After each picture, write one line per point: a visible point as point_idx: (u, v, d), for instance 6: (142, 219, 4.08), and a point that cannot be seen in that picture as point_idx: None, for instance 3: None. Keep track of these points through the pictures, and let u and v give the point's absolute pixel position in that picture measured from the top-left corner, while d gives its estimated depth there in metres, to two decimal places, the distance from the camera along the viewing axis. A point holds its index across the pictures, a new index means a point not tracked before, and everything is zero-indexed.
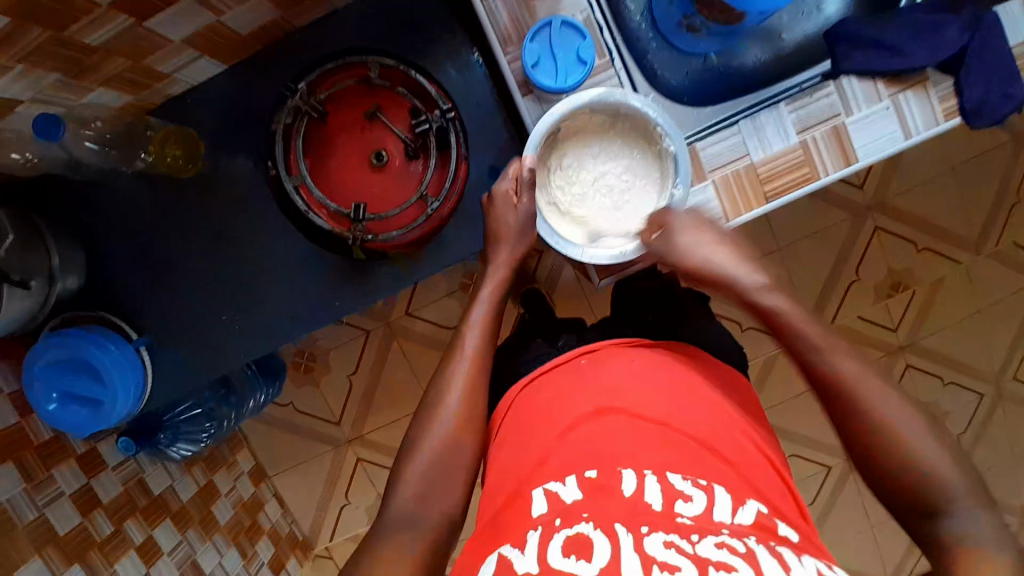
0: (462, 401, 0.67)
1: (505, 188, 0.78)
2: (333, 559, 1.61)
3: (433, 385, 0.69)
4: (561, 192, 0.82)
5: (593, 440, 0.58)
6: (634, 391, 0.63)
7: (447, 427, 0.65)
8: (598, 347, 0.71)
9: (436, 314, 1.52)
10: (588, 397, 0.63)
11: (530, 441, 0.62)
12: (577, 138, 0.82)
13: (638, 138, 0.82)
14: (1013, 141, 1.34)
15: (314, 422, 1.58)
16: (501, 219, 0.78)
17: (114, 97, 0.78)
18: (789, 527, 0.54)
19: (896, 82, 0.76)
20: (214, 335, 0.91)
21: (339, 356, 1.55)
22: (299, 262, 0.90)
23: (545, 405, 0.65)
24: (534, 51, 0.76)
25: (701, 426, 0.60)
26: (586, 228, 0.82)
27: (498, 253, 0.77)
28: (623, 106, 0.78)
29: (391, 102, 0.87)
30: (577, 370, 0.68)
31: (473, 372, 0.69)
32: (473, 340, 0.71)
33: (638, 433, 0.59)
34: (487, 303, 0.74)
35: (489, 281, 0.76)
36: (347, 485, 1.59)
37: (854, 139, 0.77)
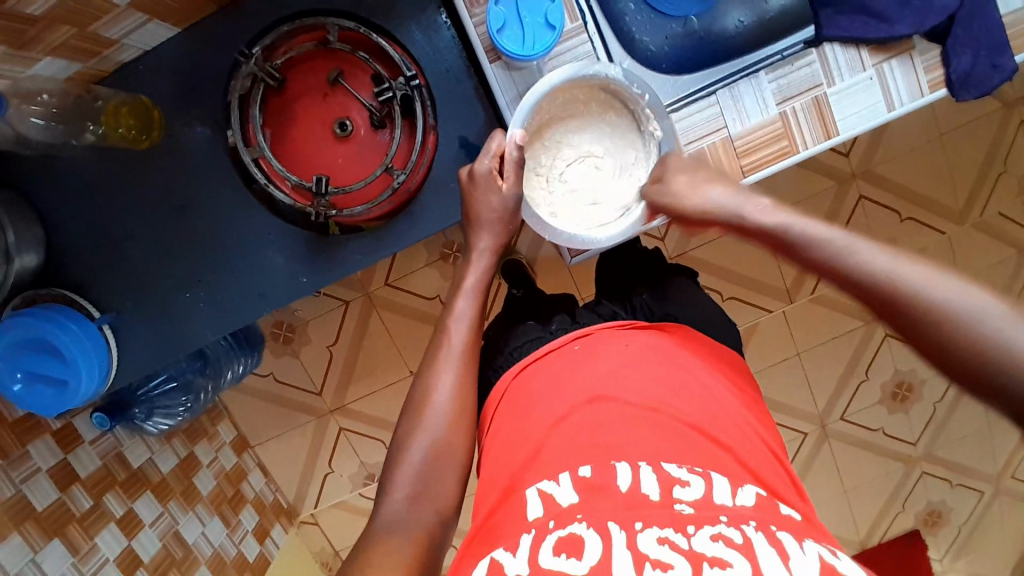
0: (451, 397, 0.66)
1: (487, 167, 0.73)
2: (319, 525, 1.63)
3: (419, 382, 0.68)
4: (553, 177, 0.78)
5: (586, 431, 0.58)
6: (625, 376, 0.62)
7: (439, 429, 0.64)
8: (591, 332, 0.70)
9: (416, 285, 1.50)
10: (578, 385, 0.63)
11: (523, 434, 0.62)
12: (569, 118, 0.78)
13: (628, 121, 0.78)
14: (1001, 109, 1.32)
15: (295, 393, 1.57)
16: (479, 202, 0.74)
17: (62, 66, 0.73)
18: (790, 509, 0.54)
19: (881, 50, 0.73)
20: (180, 312, 0.89)
21: (318, 327, 1.53)
22: (266, 236, 0.86)
23: (539, 394, 0.64)
24: (499, 14, 0.71)
25: (697, 411, 0.60)
26: (569, 213, 0.78)
27: (478, 236, 0.74)
28: (611, 84, 0.76)
29: (353, 67, 0.83)
30: (570, 357, 0.67)
31: (462, 369, 0.67)
32: (459, 334, 0.69)
33: (632, 422, 0.58)
34: (474, 294, 0.72)
35: (474, 269, 0.74)
36: (330, 454, 1.60)
37: (835, 110, 0.74)
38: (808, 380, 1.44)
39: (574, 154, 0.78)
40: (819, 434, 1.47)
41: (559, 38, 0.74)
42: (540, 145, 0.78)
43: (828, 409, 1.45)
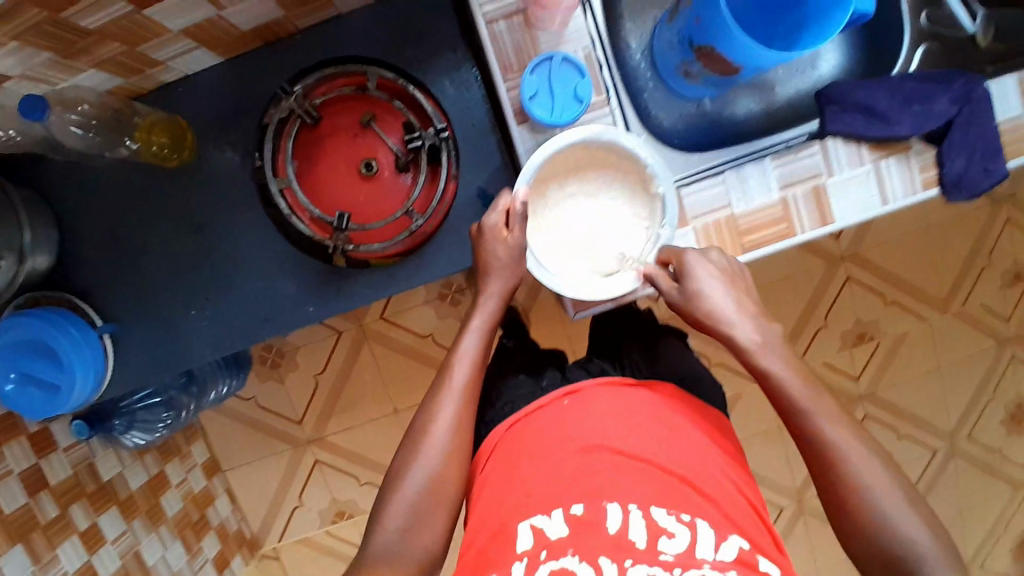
0: (450, 433, 0.67)
1: (495, 220, 0.74)
2: (280, 559, 1.58)
3: (422, 413, 0.69)
4: (556, 229, 0.80)
5: (577, 474, 0.60)
6: (617, 429, 0.64)
7: (434, 460, 0.65)
8: (581, 387, 0.69)
9: (411, 321, 1.51)
10: (565, 435, 0.64)
11: (515, 478, 0.63)
12: (575, 175, 0.80)
13: (632, 181, 0.80)
14: (987, 207, 1.40)
15: (275, 419, 1.54)
16: (487, 250, 0.75)
17: (105, 79, 0.76)
18: (770, 563, 0.56)
19: (880, 148, 0.79)
20: (181, 327, 0.89)
21: (307, 354, 1.52)
22: (277, 262, 0.88)
23: (532, 443, 0.65)
24: (532, 83, 0.75)
25: (685, 463, 0.62)
26: (574, 264, 0.79)
27: (488, 280, 0.76)
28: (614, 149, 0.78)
29: (385, 112, 0.87)
30: (559, 412, 0.67)
31: (462, 403, 0.69)
32: (462, 372, 0.71)
33: (624, 471, 0.60)
34: (480, 333, 0.74)
35: (481, 310, 0.76)
36: (302, 486, 1.56)
37: (834, 199, 0.79)
38: (787, 454, 1.46)
39: (577, 207, 0.80)
40: (794, 509, 1.48)
41: (586, 110, 0.77)
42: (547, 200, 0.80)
43: (805, 484, 1.47)
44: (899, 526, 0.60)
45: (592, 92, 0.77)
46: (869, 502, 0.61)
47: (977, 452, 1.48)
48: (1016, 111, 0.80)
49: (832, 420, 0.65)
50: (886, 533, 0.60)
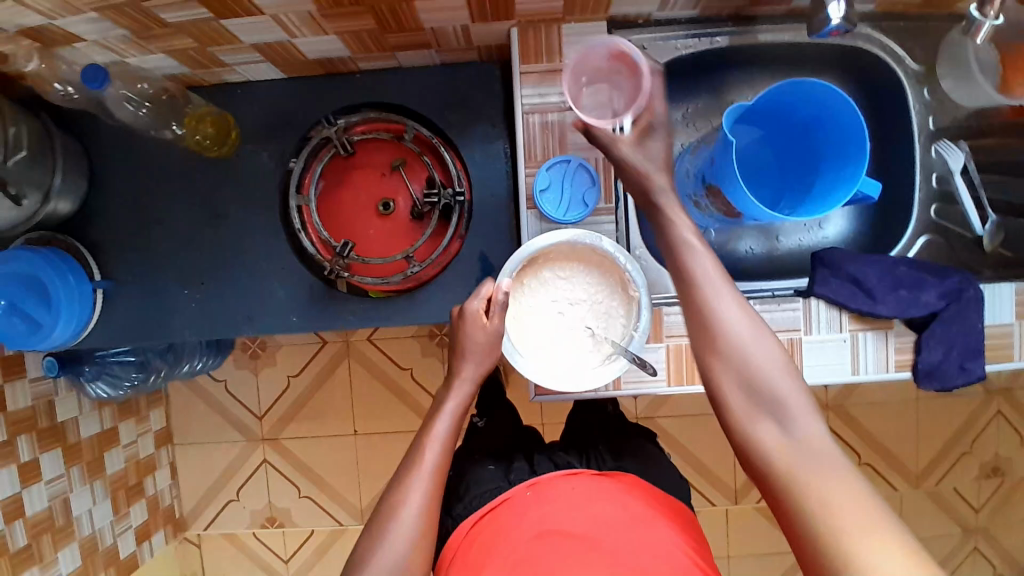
0: (417, 520, 0.65)
1: (475, 307, 0.75)
2: (200, 547, 1.56)
3: (385, 500, 0.67)
4: (535, 320, 0.79)
5: (530, 553, 0.62)
6: (567, 513, 0.66)
7: (402, 550, 0.63)
8: (541, 479, 0.73)
9: (394, 350, 1.52)
10: (527, 520, 0.67)
11: (476, 564, 0.64)
12: (561, 269, 0.79)
13: (616, 285, 0.79)
14: (982, 394, 1.40)
15: (237, 408, 1.54)
16: (465, 335, 0.75)
17: (173, 65, 0.83)
18: None
19: (860, 320, 0.82)
20: (170, 303, 0.93)
21: (287, 355, 1.53)
22: (277, 268, 0.92)
23: (490, 534, 0.67)
24: (546, 178, 0.80)
25: (636, 543, 0.63)
26: (547, 356, 0.78)
27: (462, 364, 0.75)
28: (597, 250, 0.79)
29: (414, 162, 0.92)
30: (520, 502, 0.70)
31: (429, 491, 0.66)
32: (431, 454, 0.69)
33: (570, 551, 0.61)
34: (451, 416, 0.72)
35: (454, 394, 0.74)
36: (243, 482, 1.55)
37: (805, 356, 0.81)
38: None
39: (559, 300, 0.79)
40: None
41: (590, 214, 0.81)
42: (534, 289, 0.79)
43: None
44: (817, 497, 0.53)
45: (600, 199, 0.81)
46: (824, 510, 0.52)
47: None
48: (1003, 319, 0.83)
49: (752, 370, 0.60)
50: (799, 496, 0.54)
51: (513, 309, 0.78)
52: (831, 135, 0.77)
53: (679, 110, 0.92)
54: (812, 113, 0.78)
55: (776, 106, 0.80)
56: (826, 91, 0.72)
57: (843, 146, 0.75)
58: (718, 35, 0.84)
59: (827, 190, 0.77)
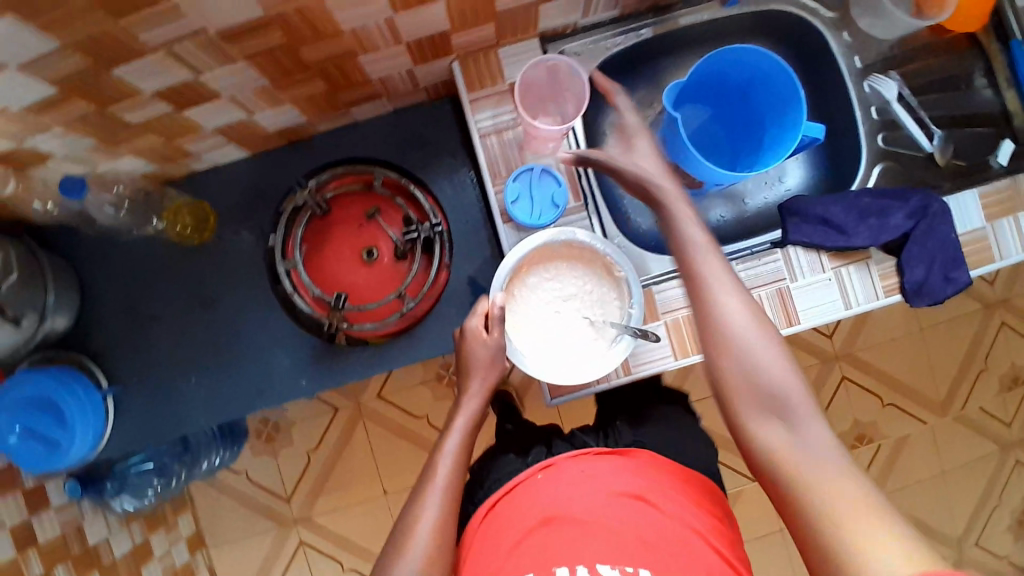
0: (433, 536, 0.64)
1: (474, 324, 0.77)
2: None
3: (404, 518, 0.67)
4: (537, 323, 0.81)
5: (536, 540, 0.64)
6: (578, 496, 0.67)
7: (416, 569, 0.62)
8: (553, 462, 0.74)
9: (407, 400, 1.53)
10: (534, 505, 0.68)
11: (487, 551, 0.66)
12: (549, 269, 0.82)
13: (602, 271, 0.82)
14: (982, 310, 1.43)
15: (263, 494, 1.53)
16: (468, 352, 0.77)
17: (141, 166, 0.86)
18: None
19: (839, 256, 0.85)
20: (179, 394, 0.94)
21: (302, 429, 1.53)
22: (276, 337, 0.94)
23: (500, 521, 0.69)
24: (515, 189, 0.83)
25: (642, 520, 0.64)
26: (557, 355, 0.80)
27: (469, 380, 0.76)
28: (578, 244, 0.82)
29: (388, 207, 0.95)
30: (531, 486, 0.71)
31: (445, 505, 0.66)
32: (443, 470, 0.69)
33: (582, 535, 0.63)
34: (462, 433, 0.73)
35: (464, 411, 0.75)
36: (283, 568, 1.52)
37: (798, 301, 0.84)
38: (785, 558, 1.41)
39: (555, 298, 0.81)
40: None
41: (562, 215, 0.85)
42: (527, 294, 0.81)
43: None
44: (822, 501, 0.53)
45: (569, 199, 0.85)
46: (811, 488, 0.54)
47: (986, 561, 1.44)
48: (974, 225, 0.86)
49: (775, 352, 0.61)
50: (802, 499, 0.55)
51: (512, 317, 0.80)
52: (767, 92, 0.83)
53: None
54: (744, 76, 0.84)
55: (709, 79, 0.86)
56: (751, 52, 0.78)
57: (781, 97, 0.80)
58: (642, 28, 0.90)
59: (774, 141, 0.83)
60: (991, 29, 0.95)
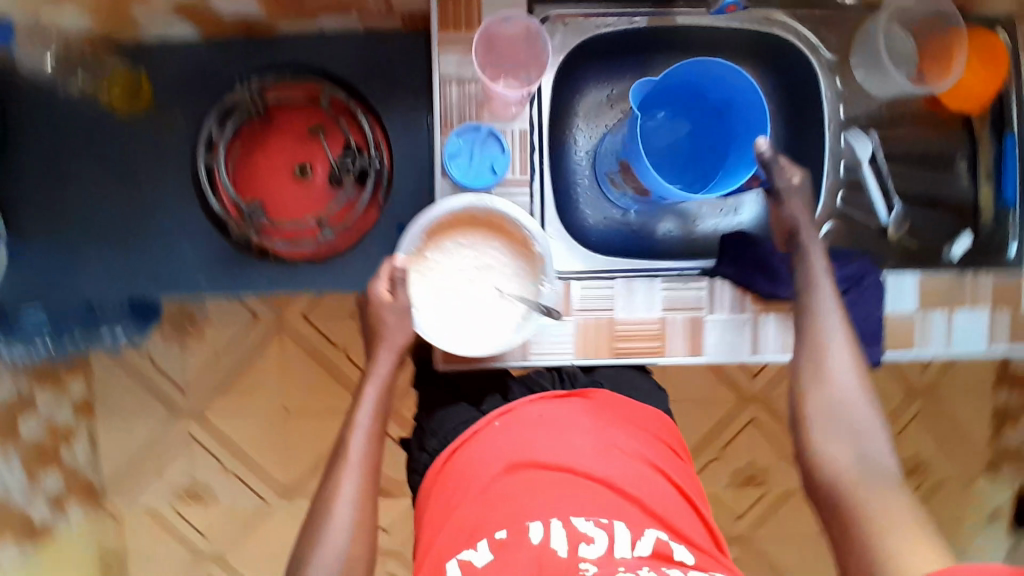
0: (355, 506, 0.70)
1: (379, 289, 0.75)
2: (121, 521, 1.52)
3: (324, 490, 0.71)
4: (442, 289, 0.78)
5: (496, 495, 0.67)
6: (542, 449, 0.71)
7: (342, 539, 0.68)
8: (511, 408, 0.77)
9: (331, 329, 1.50)
10: (481, 460, 0.72)
11: (454, 499, 0.70)
12: (463, 234, 0.78)
13: (519, 245, 0.79)
14: None
15: (163, 380, 1.50)
16: (376, 317, 0.76)
17: (83, 19, 0.79)
18: (685, 552, 0.64)
19: (762, 302, 0.83)
20: (76, 263, 0.89)
21: (218, 328, 1.49)
22: (190, 231, 0.90)
23: (460, 470, 0.72)
24: (456, 145, 0.78)
25: (602, 467, 0.70)
26: (459, 323, 0.78)
27: (377, 354, 0.76)
28: (496, 214, 0.78)
29: (331, 125, 0.89)
30: (491, 434, 0.75)
31: (364, 476, 0.71)
32: (359, 443, 0.73)
33: (548, 489, 0.66)
34: (376, 399, 0.76)
35: (372, 382, 0.76)
36: (167, 454, 1.51)
37: (708, 334, 0.83)
38: None
39: (463, 266, 0.78)
40: None
41: (499, 183, 0.80)
42: (438, 258, 0.78)
43: None
44: (868, 469, 0.69)
45: (510, 169, 0.80)
46: (831, 465, 0.70)
47: None
48: (903, 308, 0.86)
49: (842, 352, 0.75)
50: (838, 470, 0.70)
51: (416, 281, 0.78)
52: (738, 120, 0.82)
53: (606, 89, 0.93)
54: (721, 96, 0.82)
55: (688, 88, 0.85)
56: (731, 73, 0.77)
57: (748, 130, 0.79)
58: (637, 15, 0.85)
59: (729, 172, 0.82)
60: (988, 119, 0.93)
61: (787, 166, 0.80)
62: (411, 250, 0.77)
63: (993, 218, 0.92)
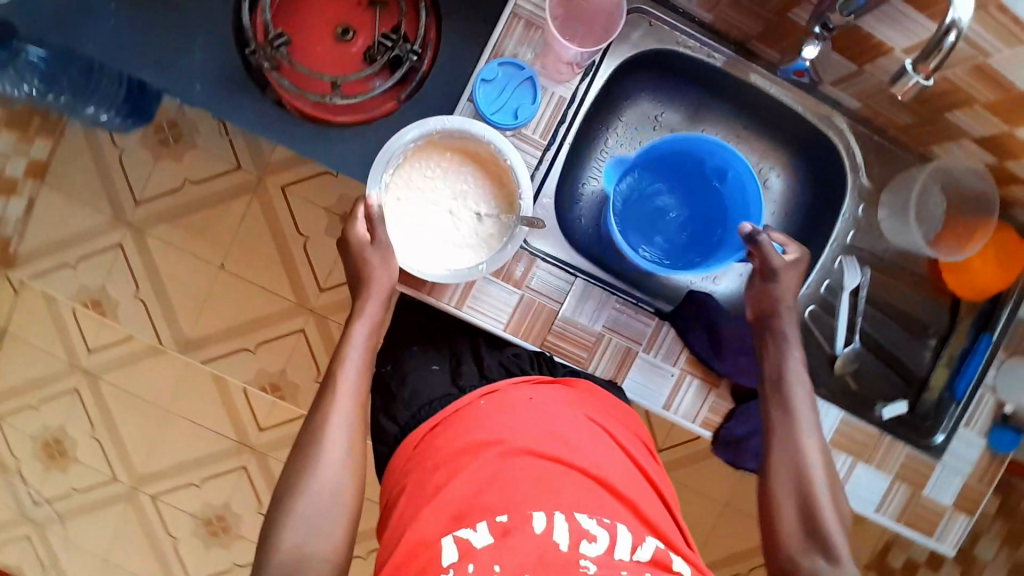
0: (346, 444, 0.67)
1: (360, 232, 0.70)
2: (16, 294, 1.43)
3: (309, 426, 0.67)
4: (415, 216, 0.74)
5: (480, 474, 0.60)
6: (532, 430, 0.64)
7: (330, 481, 0.64)
8: (497, 387, 0.70)
9: (302, 214, 1.41)
10: (452, 433, 0.65)
11: (433, 467, 0.63)
12: (438, 159, 0.74)
13: (495, 177, 0.76)
14: None
15: (122, 182, 1.40)
16: (368, 264, 0.70)
17: None
18: (682, 562, 0.60)
19: (694, 364, 0.82)
20: (87, 9, 0.82)
21: (197, 159, 1.40)
22: (211, 36, 0.84)
23: (439, 440, 0.65)
24: (493, 72, 0.76)
25: (595, 458, 0.64)
26: (429, 251, 0.74)
27: (369, 277, 0.70)
28: (472, 141, 0.74)
29: (392, 6, 0.87)
30: (473, 412, 0.67)
31: (355, 412, 0.68)
32: (349, 380, 0.69)
33: (541, 476, 0.60)
34: (373, 323, 0.71)
35: (365, 319, 0.71)
36: (88, 252, 1.42)
37: (633, 369, 0.82)
38: None
39: (435, 191, 0.74)
40: None
41: (515, 132, 0.78)
42: (415, 181, 0.74)
43: None
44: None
45: (531, 123, 0.78)
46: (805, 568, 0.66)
47: None
48: None
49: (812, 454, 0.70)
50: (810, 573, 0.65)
51: (390, 213, 0.73)
52: (731, 192, 0.85)
53: (657, 108, 0.91)
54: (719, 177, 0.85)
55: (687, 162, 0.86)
56: (731, 157, 0.81)
57: (743, 201, 0.83)
58: (717, 52, 0.85)
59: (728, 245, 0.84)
60: (976, 312, 0.94)
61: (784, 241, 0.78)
62: (390, 172, 0.73)
63: (934, 402, 0.92)
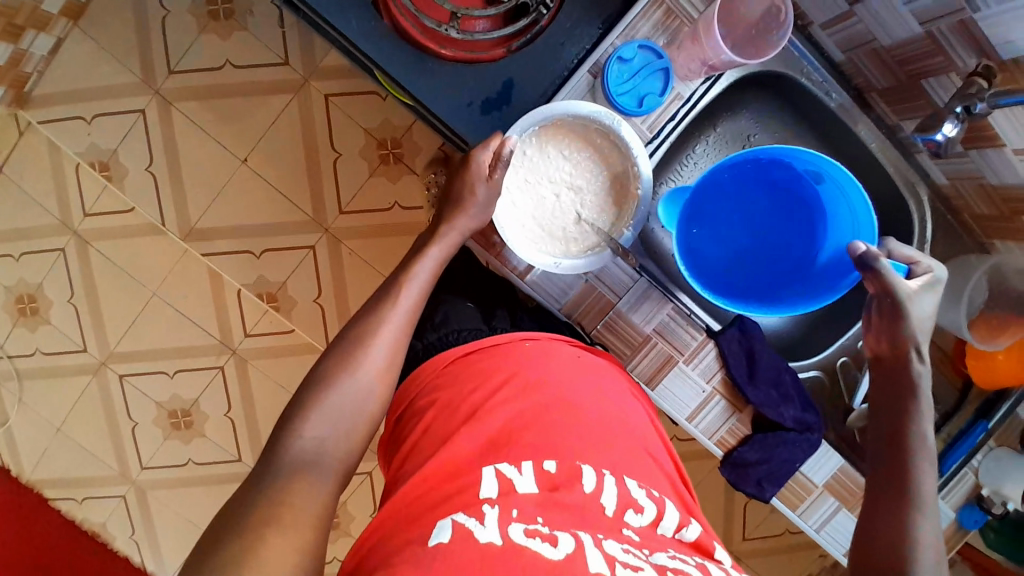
0: (389, 353, 0.67)
1: (483, 159, 0.71)
2: (20, 135, 1.33)
3: (357, 324, 0.68)
4: (532, 187, 0.77)
5: (527, 412, 0.66)
6: (579, 388, 0.69)
7: (367, 384, 0.65)
8: (538, 336, 0.75)
9: (342, 129, 1.32)
10: (503, 371, 0.69)
11: (473, 392, 0.67)
12: (572, 144, 0.77)
13: (616, 179, 0.77)
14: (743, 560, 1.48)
15: (157, 44, 1.29)
16: (465, 184, 0.73)
17: None
18: (722, 553, 0.64)
19: (726, 387, 0.84)
20: None
21: (244, 41, 1.29)
22: None
23: (479, 369, 0.70)
24: (632, 53, 0.77)
25: (635, 430, 0.69)
26: (530, 227, 0.77)
27: (456, 217, 0.74)
28: (609, 137, 0.76)
29: None
30: (520, 352, 0.72)
31: (405, 327, 0.69)
32: (411, 294, 0.70)
33: (589, 434, 0.65)
34: (445, 247, 0.74)
35: (440, 243, 0.74)
36: (106, 110, 1.32)
37: (669, 376, 0.83)
38: None
39: (559, 173, 0.77)
40: None
41: (632, 116, 0.79)
42: (545, 155, 0.77)
43: None
44: None
45: (650, 113, 0.79)
46: None
47: None
48: (812, 476, 0.87)
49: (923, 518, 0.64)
50: None
51: (512, 173, 0.76)
52: (835, 192, 0.73)
53: (755, 127, 0.90)
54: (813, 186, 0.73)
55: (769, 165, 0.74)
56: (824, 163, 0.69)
57: (851, 209, 0.71)
58: (835, 92, 0.87)
59: (837, 261, 0.73)
60: (982, 399, 0.96)
61: (916, 259, 0.71)
62: (529, 134, 0.75)
63: None
